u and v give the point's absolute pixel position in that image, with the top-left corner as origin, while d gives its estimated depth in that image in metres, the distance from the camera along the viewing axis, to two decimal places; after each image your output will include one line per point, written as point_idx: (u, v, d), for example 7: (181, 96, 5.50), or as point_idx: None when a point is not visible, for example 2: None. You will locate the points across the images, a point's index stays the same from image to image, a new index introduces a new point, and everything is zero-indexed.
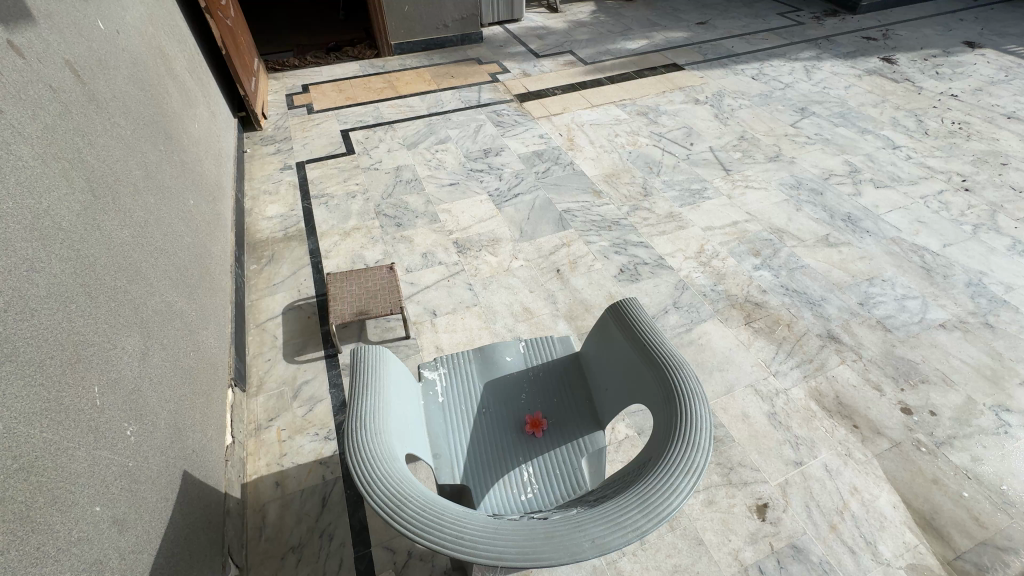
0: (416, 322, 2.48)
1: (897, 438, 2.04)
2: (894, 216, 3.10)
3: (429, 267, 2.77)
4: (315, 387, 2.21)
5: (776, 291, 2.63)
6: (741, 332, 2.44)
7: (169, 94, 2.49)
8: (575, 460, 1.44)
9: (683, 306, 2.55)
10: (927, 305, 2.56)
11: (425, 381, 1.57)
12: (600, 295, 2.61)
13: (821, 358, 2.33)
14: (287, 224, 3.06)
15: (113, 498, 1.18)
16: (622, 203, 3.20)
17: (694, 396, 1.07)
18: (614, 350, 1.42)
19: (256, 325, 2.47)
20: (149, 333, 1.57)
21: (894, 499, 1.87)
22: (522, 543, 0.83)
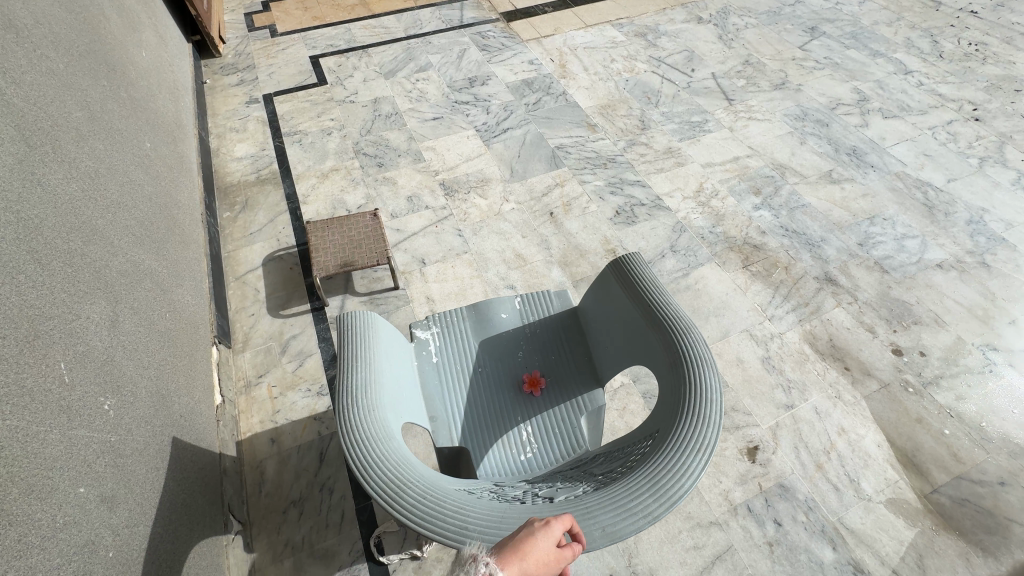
0: (404, 272, 2.38)
1: (886, 379, 2.07)
2: (899, 149, 2.97)
3: (415, 211, 2.62)
4: (304, 342, 2.14)
5: (775, 232, 2.55)
6: (738, 276, 2.39)
7: (105, 16, 2.17)
8: (574, 419, 1.42)
9: (680, 250, 2.47)
10: (926, 244, 2.51)
11: (418, 341, 1.50)
12: (595, 239, 2.51)
13: (817, 300, 2.31)
14: (259, 166, 2.84)
15: (98, 477, 1.13)
16: (618, 138, 3.01)
17: (705, 365, 1.01)
18: (615, 306, 1.34)
19: (236, 277, 2.35)
20: (116, 298, 1.45)
21: (879, 438, 1.93)
22: None
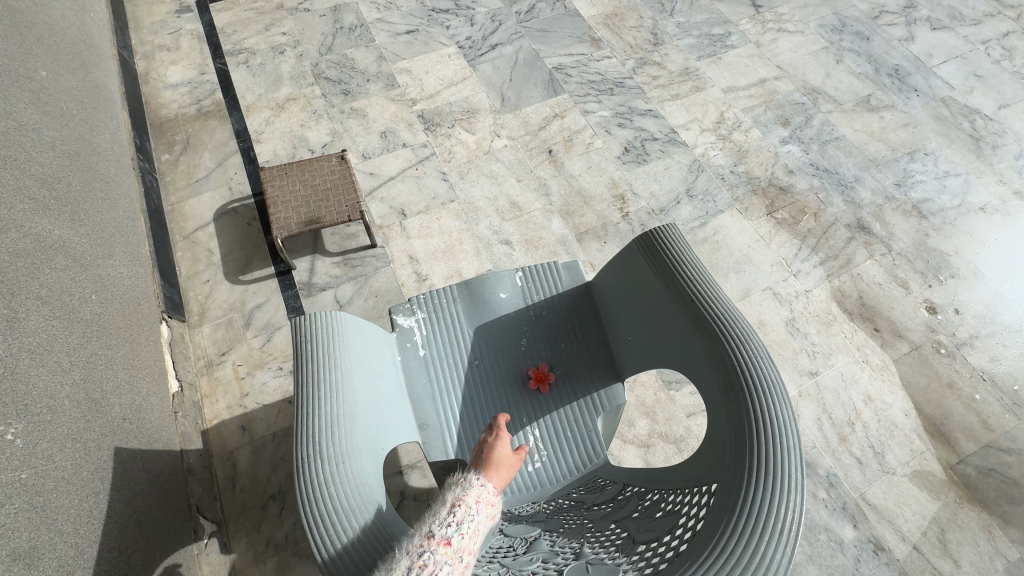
0: (382, 226, 2.05)
1: (917, 341, 1.90)
2: (947, 68, 2.58)
3: (391, 151, 2.23)
4: (271, 312, 1.87)
5: (804, 172, 2.25)
6: (762, 224, 2.12)
7: None
8: (589, 420, 1.21)
9: (698, 195, 2.17)
10: (969, 184, 2.24)
11: (400, 331, 1.24)
12: (602, 182, 2.18)
13: (848, 252, 2.07)
14: (200, 95, 2.36)
15: (7, 529, 0.90)
16: (627, 56, 2.55)
17: (774, 397, 0.79)
18: (645, 294, 1.08)
19: (184, 237, 2.01)
20: (15, 289, 1.14)
21: (906, 406, 1.79)
22: None
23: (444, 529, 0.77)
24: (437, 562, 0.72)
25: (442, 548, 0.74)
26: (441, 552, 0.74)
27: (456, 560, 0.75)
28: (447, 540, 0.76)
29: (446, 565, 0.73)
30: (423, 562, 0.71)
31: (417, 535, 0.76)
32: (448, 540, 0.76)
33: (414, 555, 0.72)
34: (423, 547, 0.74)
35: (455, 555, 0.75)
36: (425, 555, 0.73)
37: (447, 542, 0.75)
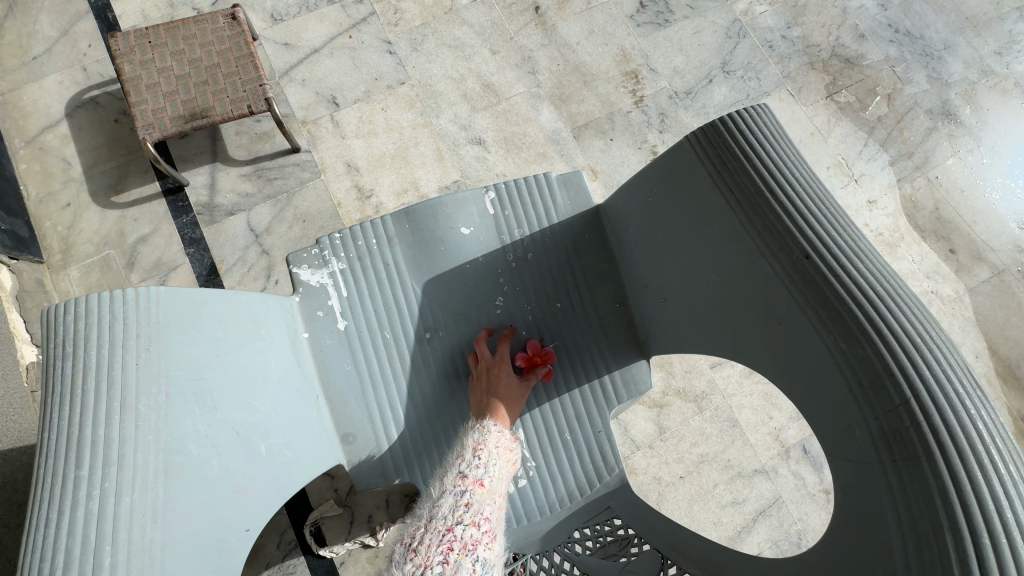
0: (305, 122, 1.49)
1: (1000, 265, 1.51)
2: None
3: (311, 9, 1.57)
4: (161, 247, 1.38)
5: (879, 36, 1.67)
6: (819, 112, 1.59)
7: None
8: (599, 418, 0.81)
9: (737, 70, 1.60)
10: None
11: (305, 292, 0.80)
12: (607, 54, 1.59)
13: (926, 149, 1.58)
14: None
15: None
16: None
17: (998, 464, 0.40)
18: (711, 236, 0.62)
19: (26, 141, 1.44)
20: None
21: (978, 347, 1.45)
22: None
23: (478, 470, 0.64)
24: (481, 504, 0.62)
25: (482, 491, 0.63)
26: (481, 495, 0.63)
27: (496, 498, 0.64)
28: (486, 482, 0.64)
29: (489, 507, 0.62)
30: (465, 507, 0.61)
31: (450, 476, 0.64)
32: (485, 480, 0.64)
33: (454, 498, 0.62)
34: (461, 490, 0.62)
35: (495, 494, 0.64)
36: (467, 498, 0.61)
37: (485, 483, 0.64)
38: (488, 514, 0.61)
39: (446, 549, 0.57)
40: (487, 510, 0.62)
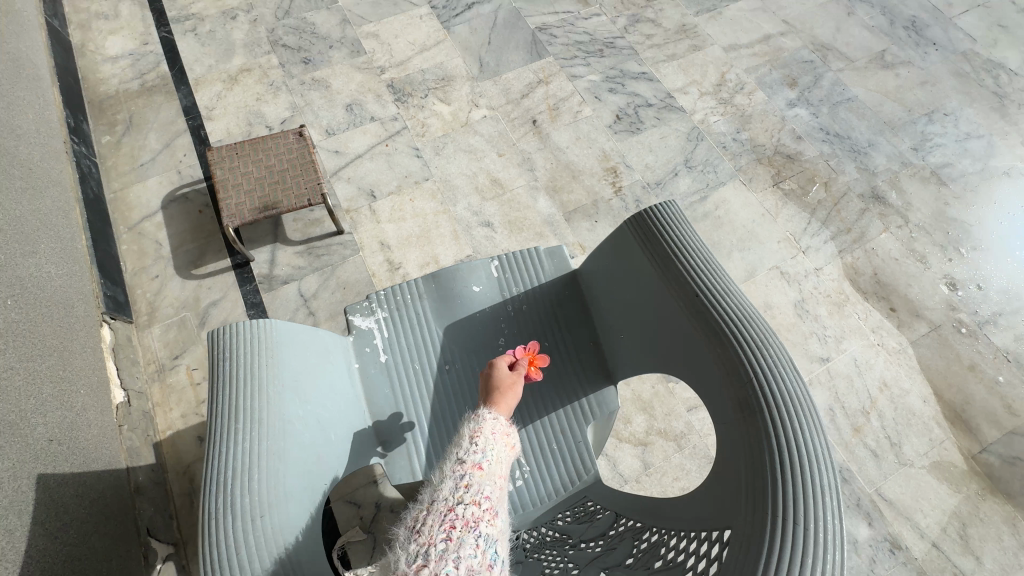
0: (349, 211, 1.86)
1: (937, 321, 1.75)
2: (967, 19, 2.36)
3: (357, 125, 2.01)
4: (228, 309, 1.69)
5: (814, 138, 2.05)
6: (768, 197, 1.93)
7: None
8: (579, 430, 1.04)
9: (697, 166, 1.98)
10: (993, 147, 2.05)
11: (356, 333, 1.08)
12: (591, 155, 1.98)
13: (861, 225, 1.89)
14: (143, 67, 2.12)
15: None
16: (617, 13, 2.31)
17: (797, 416, 0.64)
18: (645, 288, 0.90)
19: (128, 228, 1.81)
20: None
21: (925, 392, 1.65)
22: None
23: (475, 455, 0.74)
24: (480, 484, 0.71)
25: (481, 473, 0.72)
26: (480, 477, 0.72)
27: (494, 479, 0.73)
28: (483, 465, 0.73)
29: (487, 486, 0.71)
30: (465, 488, 0.70)
31: (451, 463, 0.73)
32: (482, 464, 0.73)
33: (456, 481, 0.71)
34: (462, 473, 0.71)
35: (492, 476, 0.73)
36: (467, 480, 0.71)
37: (483, 467, 0.73)
38: (486, 492, 0.70)
39: (448, 527, 0.65)
40: (486, 489, 0.71)
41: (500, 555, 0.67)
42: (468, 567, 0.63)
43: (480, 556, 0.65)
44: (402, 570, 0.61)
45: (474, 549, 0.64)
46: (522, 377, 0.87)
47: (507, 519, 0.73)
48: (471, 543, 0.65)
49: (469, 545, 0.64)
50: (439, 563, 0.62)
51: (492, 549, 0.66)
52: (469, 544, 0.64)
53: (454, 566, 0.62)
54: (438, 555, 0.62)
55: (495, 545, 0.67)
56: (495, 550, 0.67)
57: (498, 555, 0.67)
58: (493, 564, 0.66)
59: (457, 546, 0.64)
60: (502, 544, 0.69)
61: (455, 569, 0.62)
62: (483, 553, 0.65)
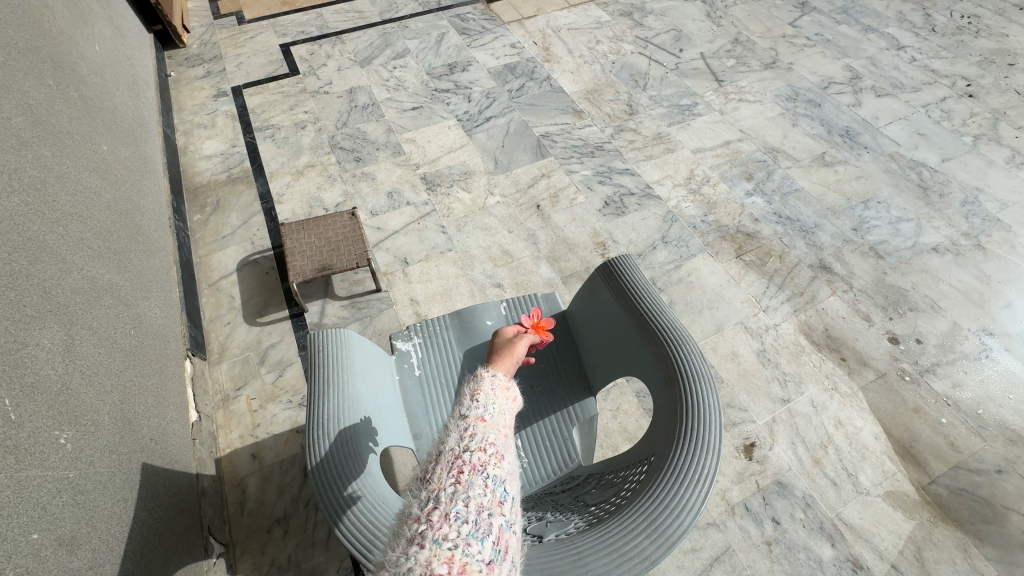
0: (387, 273, 2.28)
1: (883, 369, 2.04)
2: (893, 128, 2.88)
3: (396, 208, 2.51)
4: (284, 350, 2.05)
5: (768, 219, 2.49)
6: (732, 266, 2.33)
7: (49, 9, 2.01)
8: (566, 430, 1.35)
9: (672, 241, 2.40)
10: (921, 227, 2.46)
11: (398, 353, 1.44)
12: (584, 232, 2.43)
13: (812, 289, 2.25)
14: (230, 164, 2.70)
15: (54, 519, 1.06)
16: (605, 124, 2.90)
17: (701, 382, 0.94)
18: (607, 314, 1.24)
19: (209, 284, 2.24)
20: (71, 321, 1.36)
21: (876, 430, 1.90)
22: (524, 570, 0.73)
23: (477, 409, 0.78)
24: (483, 433, 0.75)
25: (483, 425, 0.76)
26: (483, 426, 0.76)
27: (497, 429, 0.77)
28: (485, 417, 0.77)
29: (491, 434, 0.75)
30: (469, 437, 0.74)
31: (455, 418, 0.78)
32: (485, 416, 0.78)
33: (461, 432, 0.75)
34: (466, 425, 0.76)
35: (495, 426, 0.77)
36: (470, 430, 0.75)
37: (486, 419, 0.77)
38: (490, 439, 0.74)
39: (456, 472, 0.69)
40: (490, 436, 0.75)
41: (511, 493, 0.71)
42: (479, 505, 0.67)
43: (490, 493, 0.69)
44: (416, 511, 0.66)
45: (483, 489, 0.68)
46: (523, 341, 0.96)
47: (515, 464, 0.77)
48: (479, 484, 0.69)
49: (478, 486, 0.68)
50: (450, 501, 0.66)
51: (502, 487, 0.70)
52: (478, 483, 0.69)
53: (465, 504, 0.66)
54: (450, 495, 0.67)
55: (503, 483, 0.71)
56: (505, 489, 0.71)
57: (508, 493, 0.71)
58: (504, 501, 0.70)
59: (466, 486, 0.68)
60: (511, 484, 0.73)
61: (465, 505, 0.66)
62: (493, 491, 0.69)
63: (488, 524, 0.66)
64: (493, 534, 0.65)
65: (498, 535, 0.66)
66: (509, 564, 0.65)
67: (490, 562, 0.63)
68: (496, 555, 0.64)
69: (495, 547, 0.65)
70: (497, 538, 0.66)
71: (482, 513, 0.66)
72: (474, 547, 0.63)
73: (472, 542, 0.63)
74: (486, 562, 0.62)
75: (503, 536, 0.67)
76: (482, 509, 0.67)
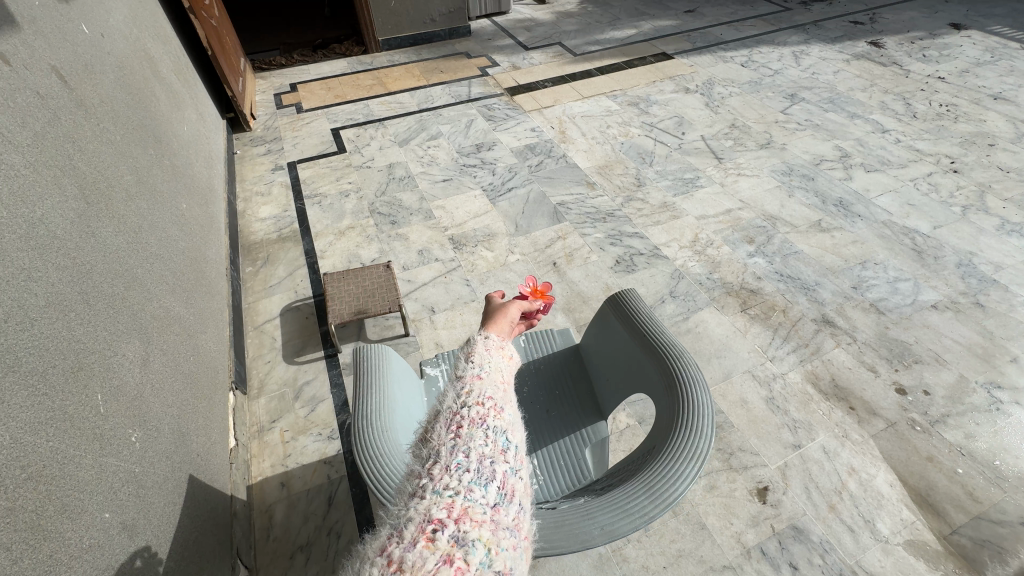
0: (415, 320, 2.49)
1: (892, 418, 2.08)
2: (884, 199, 3.11)
3: (425, 263, 2.77)
4: (317, 387, 2.21)
5: (771, 278, 2.66)
6: (737, 319, 2.47)
7: (156, 97, 2.47)
8: (579, 450, 1.46)
9: (679, 295, 2.58)
10: (919, 286, 2.59)
11: (427, 377, 1.60)
12: (597, 286, 2.63)
13: (816, 342, 2.36)
14: (282, 225, 3.04)
15: (121, 504, 1.19)
16: (616, 194, 3.21)
17: (695, 380, 1.07)
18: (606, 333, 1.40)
19: (254, 327, 2.47)
20: (148, 339, 1.57)
21: (891, 478, 1.91)
22: (541, 526, 0.89)
23: (473, 369, 0.91)
24: (480, 389, 0.87)
25: (479, 382, 0.88)
26: (479, 383, 0.88)
27: (493, 384, 0.89)
28: (481, 375, 0.90)
29: (488, 389, 0.87)
30: (467, 394, 0.85)
31: (455, 380, 0.90)
32: (480, 375, 0.90)
33: (459, 392, 0.86)
34: (463, 384, 0.88)
35: (490, 382, 0.89)
36: (468, 388, 0.86)
37: (482, 376, 0.90)
38: (488, 394, 0.86)
39: (456, 429, 0.79)
40: (487, 392, 0.86)
41: (511, 441, 0.82)
42: (480, 454, 0.76)
43: (491, 443, 0.79)
44: (419, 469, 0.75)
45: (483, 439, 0.78)
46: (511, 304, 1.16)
47: (514, 417, 0.88)
48: (479, 435, 0.79)
49: (477, 437, 0.78)
50: (451, 455, 0.75)
51: (503, 437, 0.81)
52: (478, 434, 0.79)
53: (465, 454, 0.75)
54: (450, 448, 0.76)
55: (503, 434, 0.81)
56: (505, 438, 0.81)
57: (509, 442, 0.81)
58: (506, 450, 0.80)
59: (466, 438, 0.78)
60: (511, 434, 0.84)
61: (466, 456, 0.75)
62: (493, 441, 0.80)
63: (491, 471, 0.75)
64: (496, 479, 0.75)
65: (502, 481, 0.76)
66: (513, 505, 0.74)
67: (494, 504, 0.72)
68: (500, 498, 0.73)
69: (499, 491, 0.74)
70: (501, 483, 0.75)
71: (483, 461, 0.76)
72: (476, 492, 0.71)
73: (473, 488, 0.71)
74: (489, 504, 0.71)
75: (507, 482, 0.76)
76: (483, 458, 0.76)
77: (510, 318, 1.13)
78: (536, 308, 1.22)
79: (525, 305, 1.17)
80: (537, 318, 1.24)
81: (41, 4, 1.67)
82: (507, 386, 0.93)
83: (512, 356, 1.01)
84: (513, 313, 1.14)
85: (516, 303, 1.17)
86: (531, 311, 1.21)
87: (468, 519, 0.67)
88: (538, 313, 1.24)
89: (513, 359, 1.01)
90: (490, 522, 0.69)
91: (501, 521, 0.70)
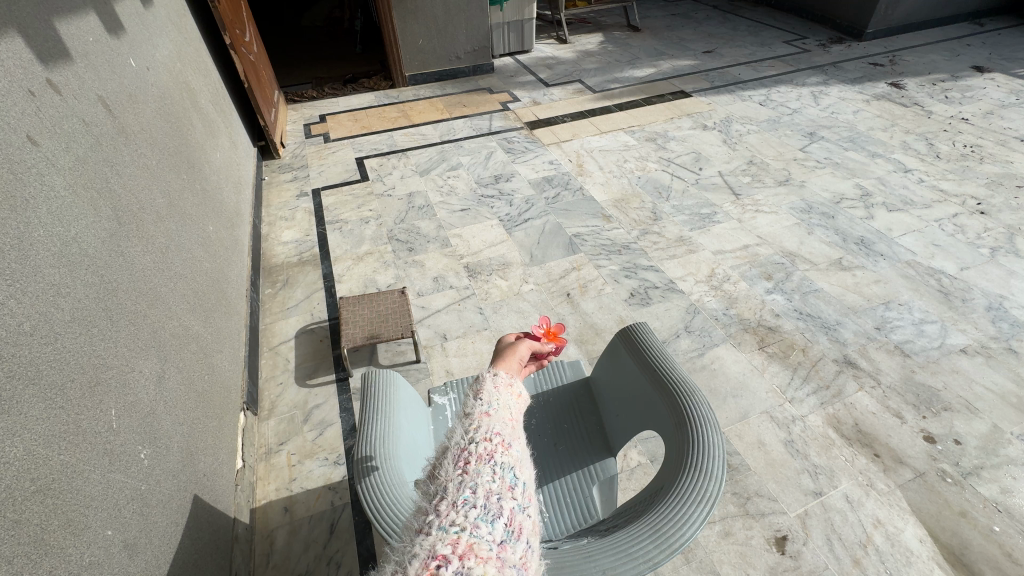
0: (427, 347, 2.49)
1: (921, 468, 1.97)
2: (908, 239, 3.04)
3: (440, 291, 2.80)
4: (326, 411, 2.22)
5: (789, 315, 2.61)
6: (755, 357, 2.41)
7: (193, 125, 2.60)
8: (588, 488, 1.42)
9: (694, 331, 2.54)
10: (946, 329, 2.50)
11: (435, 406, 1.58)
12: (611, 318, 2.61)
13: (838, 384, 2.28)
14: (302, 249, 3.12)
15: (124, 523, 1.19)
16: (632, 227, 3.22)
17: (706, 423, 1.03)
18: (618, 370, 1.37)
19: (270, 348, 2.51)
20: (165, 356, 1.60)
21: (919, 533, 1.79)
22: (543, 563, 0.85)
23: (482, 406, 0.90)
24: (488, 426, 0.86)
25: (487, 418, 0.87)
26: (488, 420, 0.87)
27: (501, 421, 0.88)
28: (490, 412, 0.89)
29: (496, 425, 0.86)
30: (475, 430, 0.85)
31: (463, 417, 0.89)
32: (489, 411, 0.89)
33: (467, 429, 0.86)
34: (471, 421, 0.87)
35: (499, 419, 0.88)
36: (476, 424, 0.86)
37: (490, 413, 0.89)
38: (496, 430, 0.85)
39: (464, 465, 0.79)
40: (494, 428, 0.85)
41: (519, 478, 0.80)
42: (487, 490, 0.75)
43: (499, 479, 0.78)
44: (425, 506, 0.74)
45: (491, 475, 0.78)
46: (522, 345, 1.16)
47: (522, 453, 0.87)
48: (487, 471, 0.78)
49: (486, 474, 0.78)
50: (458, 491, 0.74)
51: (511, 473, 0.80)
52: (485, 470, 0.78)
53: (472, 490, 0.74)
54: (458, 484, 0.75)
55: (511, 470, 0.80)
56: (513, 475, 0.80)
57: (517, 478, 0.80)
58: (513, 486, 0.78)
59: (473, 475, 0.77)
60: (520, 470, 0.82)
61: (473, 492, 0.74)
62: (501, 477, 0.78)
63: (498, 507, 0.74)
64: (503, 516, 0.73)
65: (510, 518, 0.74)
66: (521, 543, 0.72)
67: (501, 541, 0.70)
68: (507, 535, 0.71)
69: (505, 528, 0.72)
70: (508, 520, 0.73)
71: (490, 497, 0.74)
72: (482, 529, 0.70)
73: (480, 525, 0.70)
74: (496, 542, 0.69)
75: (514, 519, 0.74)
76: (490, 494, 0.75)
77: (520, 356, 1.13)
78: (547, 350, 1.21)
79: (535, 345, 1.16)
80: (546, 359, 1.23)
81: (94, 39, 1.80)
82: (516, 424, 0.92)
83: (521, 394, 1.00)
84: (522, 352, 1.13)
85: (527, 341, 1.17)
86: (541, 353, 1.20)
87: (473, 556, 0.65)
88: (548, 355, 1.23)
89: (522, 397, 0.99)
90: (497, 559, 0.67)
91: (508, 559, 0.68)
